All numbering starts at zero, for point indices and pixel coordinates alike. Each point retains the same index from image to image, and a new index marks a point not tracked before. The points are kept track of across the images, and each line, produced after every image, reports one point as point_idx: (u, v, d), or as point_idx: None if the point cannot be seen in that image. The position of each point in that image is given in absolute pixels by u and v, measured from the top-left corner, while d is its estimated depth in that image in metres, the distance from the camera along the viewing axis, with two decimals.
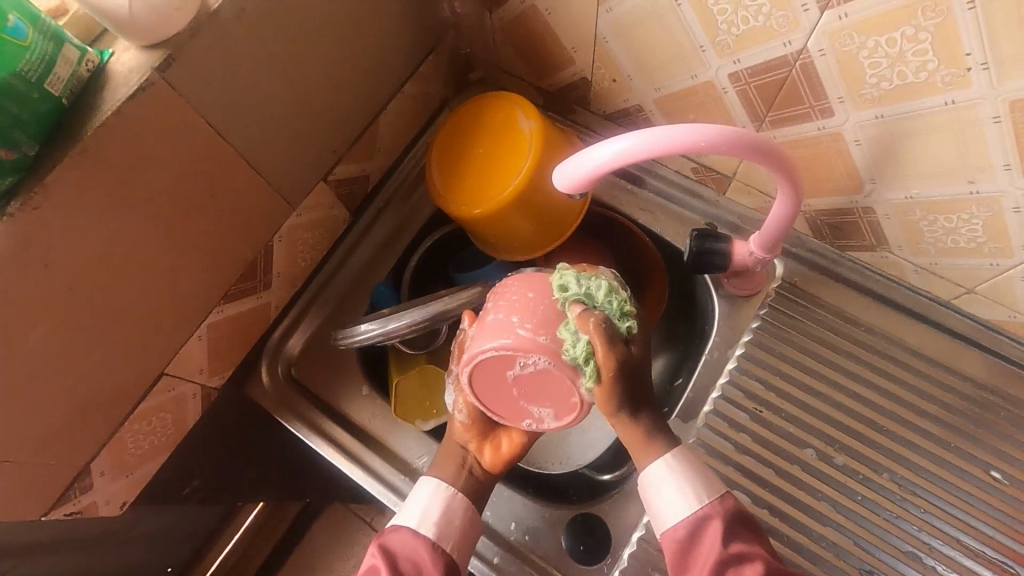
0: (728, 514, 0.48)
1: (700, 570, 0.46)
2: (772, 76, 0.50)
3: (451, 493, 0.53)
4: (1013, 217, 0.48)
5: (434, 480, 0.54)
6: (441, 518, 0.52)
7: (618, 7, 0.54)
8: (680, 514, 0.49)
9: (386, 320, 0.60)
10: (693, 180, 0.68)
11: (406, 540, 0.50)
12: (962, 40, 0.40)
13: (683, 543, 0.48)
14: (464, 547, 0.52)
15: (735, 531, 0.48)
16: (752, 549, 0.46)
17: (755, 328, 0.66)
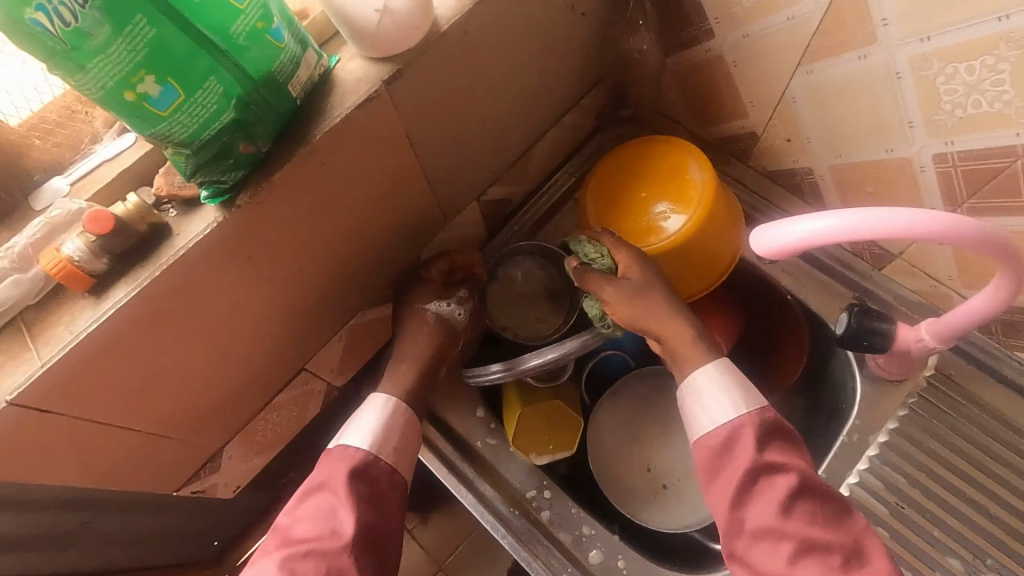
0: (764, 425, 0.50)
1: (727, 482, 0.49)
2: (990, 164, 0.48)
3: (392, 405, 0.56)
4: None
5: (380, 396, 0.56)
6: (383, 430, 0.54)
7: (822, 70, 0.53)
8: (719, 418, 0.51)
9: (511, 361, 0.59)
10: (847, 251, 0.65)
11: (360, 460, 0.52)
12: None
13: (715, 449, 0.50)
14: (401, 457, 0.54)
15: (769, 441, 0.49)
16: (789, 462, 0.48)
17: (900, 416, 0.62)
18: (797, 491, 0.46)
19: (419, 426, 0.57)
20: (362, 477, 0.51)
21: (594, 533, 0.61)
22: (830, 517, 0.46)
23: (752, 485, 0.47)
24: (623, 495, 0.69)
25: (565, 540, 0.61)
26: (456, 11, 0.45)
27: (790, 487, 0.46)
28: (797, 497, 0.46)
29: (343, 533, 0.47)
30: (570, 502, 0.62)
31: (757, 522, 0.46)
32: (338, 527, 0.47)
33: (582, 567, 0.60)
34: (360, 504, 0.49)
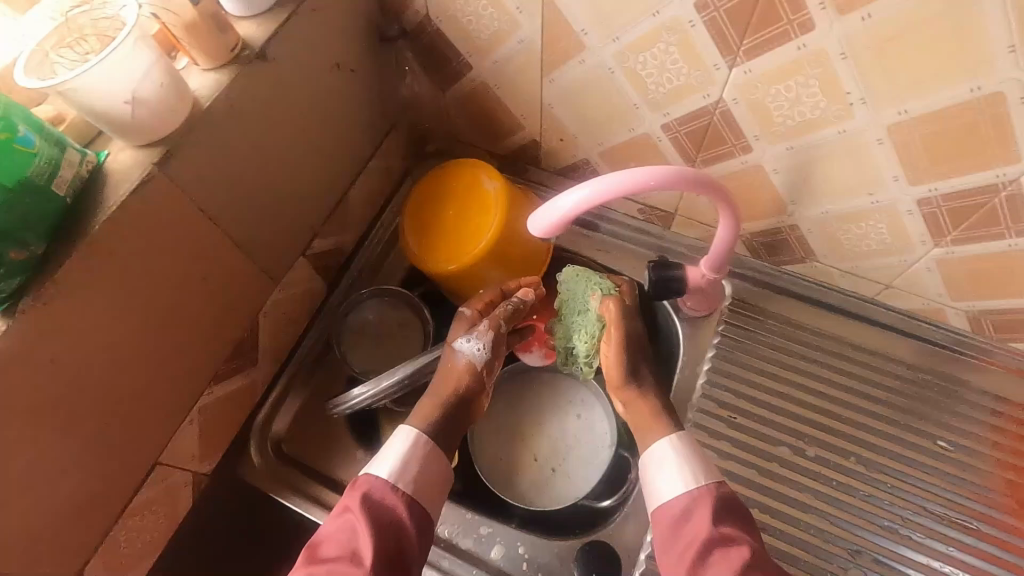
0: (717, 499, 0.54)
1: (687, 548, 0.52)
2: (698, 123, 0.59)
3: (416, 437, 0.57)
4: (908, 219, 0.57)
5: (406, 428, 0.58)
6: (406, 461, 0.55)
7: (560, 78, 0.62)
8: (676, 492, 0.56)
9: (377, 379, 0.59)
10: (641, 220, 0.76)
11: (377, 488, 0.53)
12: (843, 83, 0.49)
13: (676, 517, 0.54)
14: (424, 489, 0.55)
15: (724, 515, 0.53)
16: (740, 535, 0.51)
17: (716, 344, 0.72)
18: (747, 561, 0.49)
19: (445, 460, 0.58)
20: (383, 506, 0.52)
21: (492, 531, 0.65)
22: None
23: (708, 550, 0.50)
24: (518, 490, 0.73)
25: (468, 546, 0.65)
26: (214, 89, 0.49)
27: (741, 556, 0.49)
28: (747, 566, 0.48)
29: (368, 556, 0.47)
30: (464, 510, 0.66)
31: None
32: (358, 550, 0.48)
33: (488, 565, 0.63)
34: (380, 530, 0.50)
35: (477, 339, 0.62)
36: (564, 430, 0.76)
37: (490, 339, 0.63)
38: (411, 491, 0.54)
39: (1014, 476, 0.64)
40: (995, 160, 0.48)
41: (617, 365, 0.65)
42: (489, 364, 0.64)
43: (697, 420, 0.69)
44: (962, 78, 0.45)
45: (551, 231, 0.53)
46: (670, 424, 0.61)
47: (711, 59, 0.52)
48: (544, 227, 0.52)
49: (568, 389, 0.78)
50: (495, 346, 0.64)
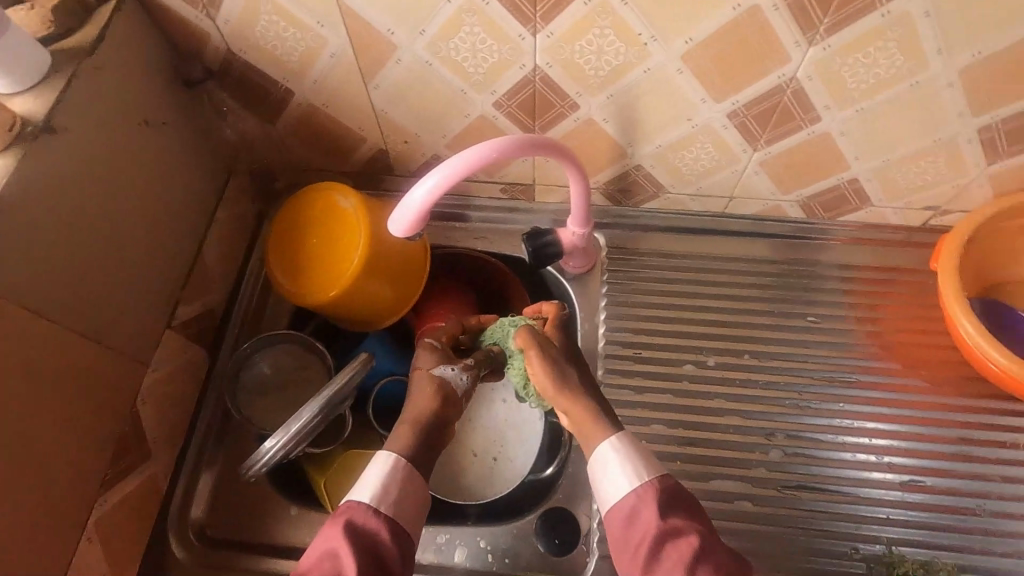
0: (663, 491, 0.52)
1: (638, 548, 0.49)
2: (524, 93, 0.62)
3: (394, 461, 0.54)
4: (725, 133, 0.64)
5: (383, 453, 0.55)
6: (385, 486, 0.52)
7: (383, 82, 0.63)
8: (623, 492, 0.53)
9: (285, 425, 0.56)
10: (506, 199, 0.79)
11: (358, 512, 0.50)
12: (632, 26, 0.54)
13: (624, 519, 0.51)
14: (406, 513, 0.52)
15: (670, 506, 0.51)
16: (687, 525, 0.49)
17: (606, 292, 0.76)
18: (696, 552, 0.47)
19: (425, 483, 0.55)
20: (364, 533, 0.49)
21: (450, 536, 0.65)
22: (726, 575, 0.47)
23: (657, 548, 0.48)
24: (466, 489, 0.73)
25: (430, 559, 0.64)
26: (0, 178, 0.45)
27: (690, 548, 0.47)
28: (696, 557, 0.47)
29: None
30: None
31: None
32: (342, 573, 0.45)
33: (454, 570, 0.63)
34: (365, 556, 0.47)
35: (460, 368, 0.63)
36: (496, 417, 0.77)
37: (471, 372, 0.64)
38: (393, 513, 0.51)
39: (873, 325, 0.73)
40: (773, 63, 0.55)
41: (550, 385, 0.60)
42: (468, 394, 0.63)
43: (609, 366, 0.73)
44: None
45: (413, 228, 0.53)
46: (610, 425, 0.57)
47: (513, 30, 0.55)
48: (404, 226, 0.53)
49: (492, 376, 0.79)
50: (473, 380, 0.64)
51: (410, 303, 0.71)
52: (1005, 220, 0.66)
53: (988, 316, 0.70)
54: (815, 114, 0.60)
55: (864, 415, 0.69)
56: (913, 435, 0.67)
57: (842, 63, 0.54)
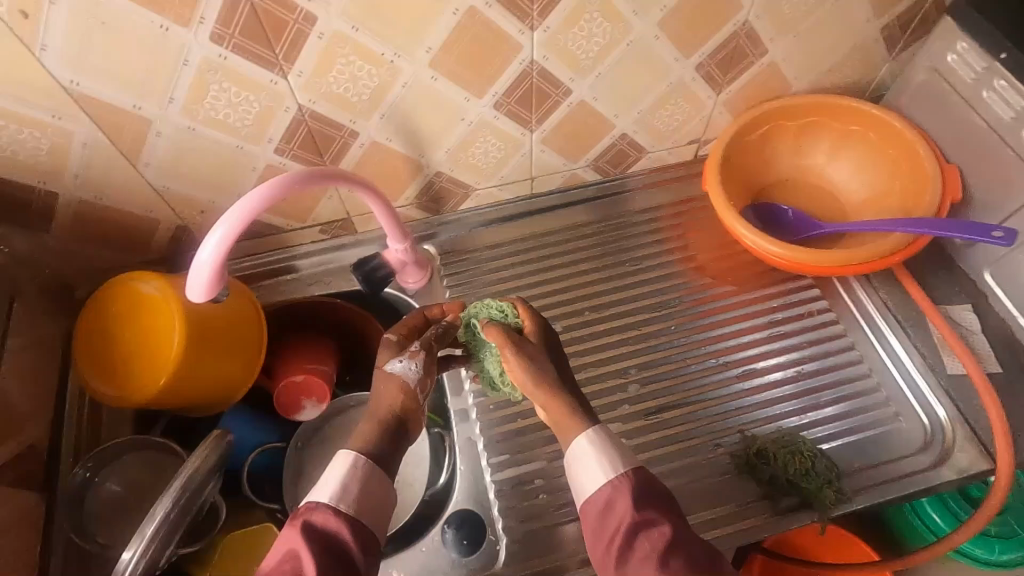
0: (637, 484, 0.46)
1: (612, 543, 0.44)
2: (301, 134, 0.63)
3: (352, 458, 0.48)
4: (499, 122, 0.69)
5: (343, 452, 0.48)
6: (344, 484, 0.46)
7: (153, 158, 0.61)
8: (597, 484, 0.47)
9: (139, 534, 0.52)
10: (330, 239, 0.80)
11: (319, 514, 0.44)
12: (372, 48, 0.57)
13: (596, 517, 0.46)
14: (370, 510, 0.46)
15: (644, 498, 0.45)
16: (660, 516, 0.44)
17: (450, 296, 0.80)
18: (668, 546, 0.42)
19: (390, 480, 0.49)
20: (326, 538, 0.43)
21: None
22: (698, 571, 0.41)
23: (631, 542, 0.43)
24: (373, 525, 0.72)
25: None
26: None
27: (665, 542, 0.42)
28: (670, 552, 0.41)
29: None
30: None
31: None
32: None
33: None
34: (327, 559, 0.41)
35: (410, 359, 0.54)
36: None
37: (425, 361, 0.55)
38: (357, 513, 0.45)
39: (684, 252, 0.83)
40: (510, 52, 0.61)
41: (525, 382, 0.53)
42: (424, 385, 0.55)
43: None
44: (442, 4, 0.55)
45: (213, 289, 0.52)
46: (587, 420, 0.51)
47: (263, 77, 0.56)
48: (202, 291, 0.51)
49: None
50: (432, 372, 0.55)
51: (255, 369, 0.70)
52: (745, 136, 0.78)
53: (761, 218, 0.80)
54: (565, 87, 0.68)
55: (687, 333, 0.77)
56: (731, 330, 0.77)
57: (565, 38, 0.62)
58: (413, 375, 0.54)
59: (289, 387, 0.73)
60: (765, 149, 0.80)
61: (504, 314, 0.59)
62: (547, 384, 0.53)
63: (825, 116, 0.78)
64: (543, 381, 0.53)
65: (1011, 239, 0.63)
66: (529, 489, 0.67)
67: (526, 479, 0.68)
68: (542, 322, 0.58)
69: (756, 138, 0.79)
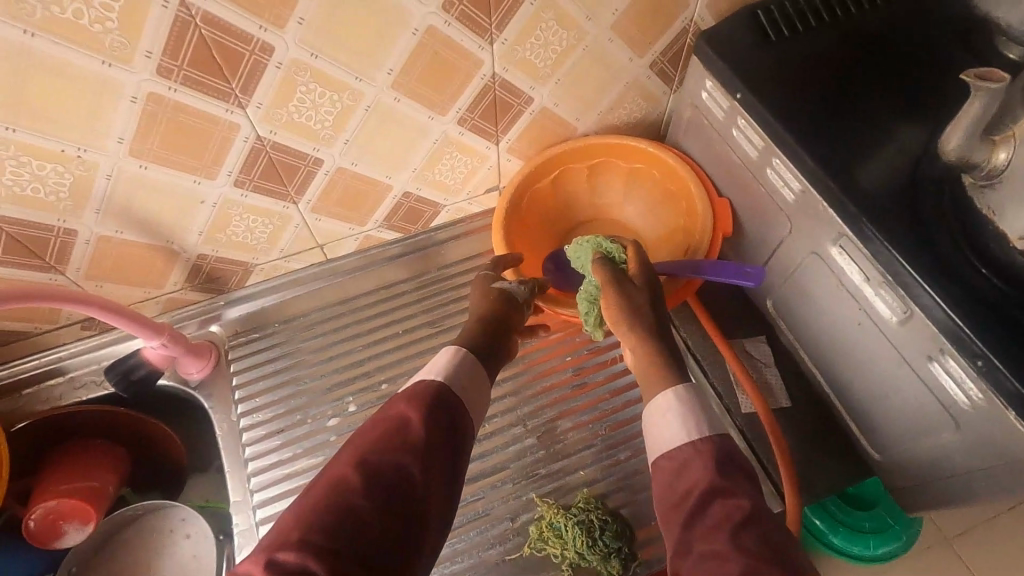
0: (713, 450, 0.48)
1: (683, 508, 0.45)
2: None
3: (457, 352, 0.56)
4: (249, 199, 0.64)
5: (451, 347, 0.57)
6: (454, 366, 0.53)
7: None
8: (675, 441, 0.50)
9: None
10: (98, 333, 0.72)
11: (429, 383, 0.51)
12: (44, 145, 0.51)
13: (669, 471, 0.48)
14: (469, 397, 0.53)
15: (724, 464, 0.47)
16: (734, 488, 0.44)
17: (237, 384, 0.74)
18: (743, 518, 0.41)
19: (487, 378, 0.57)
20: (436, 407, 0.49)
21: None
22: (775, 549, 0.40)
23: (705, 507, 0.43)
24: None
25: None
26: None
27: (738, 513, 0.42)
28: (742, 525, 0.41)
29: (416, 465, 0.44)
30: None
31: (702, 549, 0.41)
32: (408, 435, 0.46)
33: None
34: (435, 422, 0.48)
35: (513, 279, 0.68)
36: (178, 557, 0.70)
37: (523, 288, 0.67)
38: (461, 396, 0.52)
39: None
40: (225, 132, 0.56)
41: (618, 322, 0.60)
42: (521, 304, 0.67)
43: (255, 457, 0.70)
44: (115, 93, 0.49)
45: None
46: (678, 378, 0.55)
47: None
48: None
49: (172, 512, 0.71)
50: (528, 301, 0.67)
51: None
52: (535, 181, 0.76)
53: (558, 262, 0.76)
54: (313, 157, 0.63)
55: (497, 391, 0.72)
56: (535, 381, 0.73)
57: (286, 112, 0.57)
58: (516, 289, 0.67)
59: (41, 514, 0.64)
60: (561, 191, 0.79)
61: (609, 248, 0.66)
62: (636, 330, 0.59)
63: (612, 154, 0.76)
64: (641, 330, 0.59)
65: (758, 279, 0.63)
66: None
67: None
68: (649, 267, 0.63)
69: (548, 183, 0.77)
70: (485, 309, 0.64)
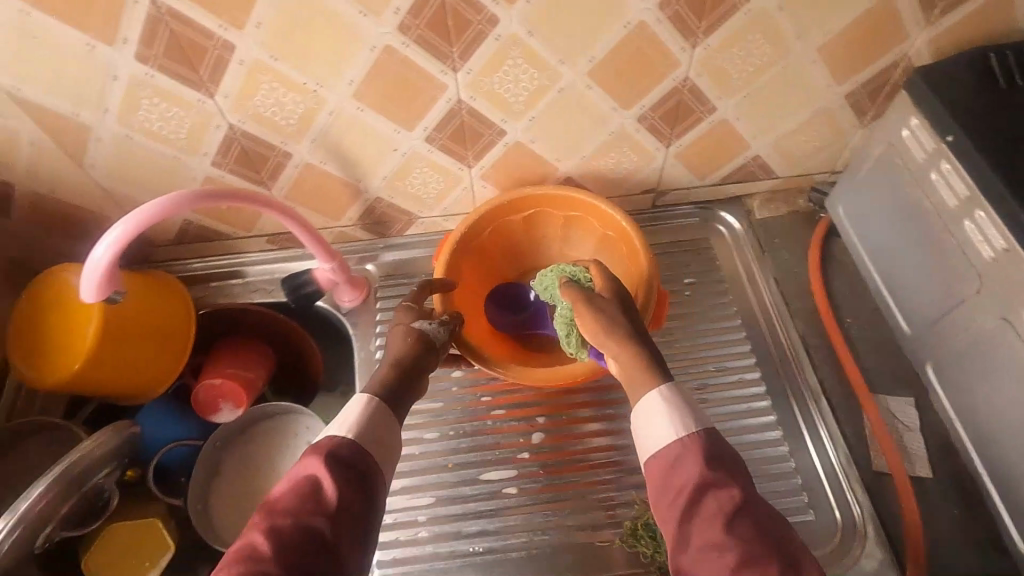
0: (702, 446, 0.48)
1: (678, 497, 0.46)
2: (235, 150, 0.66)
3: (365, 400, 0.55)
4: (433, 155, 0.70)
5: (359, 394, 0.55)
6: (355, 422, 0.52)
7: (96, 162, 0.65)
8: (666, 440, 0.50)
9: (12, 508, 0.56)
10: (278, 249, 0.82)
11: (337, 444, 0.50)
12: (293, 76, 0.59)
13: (660, 466, 0.49)
14: (388, 438, 0.53)
15: (712, 463, 0.47)
16: (725, 484, 0.45)
17: (382, 319, 0.81)
18: (733, 514, 0.43)
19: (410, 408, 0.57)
20: (348, 465, 0.49)
21: None
22: (763, 546, 0.42)
23: (700, 501, 0.45)
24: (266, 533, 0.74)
25: None
26: None
27: (731, 507, 0.44)
28: (734, 519, 0.43)
29: (327, 519, 0.45)
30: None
31: (706, 541, 0.43)
32: (321, 494, 0.46)
33: None
34: (344, 482, 0.48)
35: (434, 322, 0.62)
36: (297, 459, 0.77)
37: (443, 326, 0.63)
38: (375, 442, 0.52)
39: None
40: (434, 90, 0.62)
41: (597, 334, 0.57)
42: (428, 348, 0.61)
43: None
44: (359, 42, 0.57)
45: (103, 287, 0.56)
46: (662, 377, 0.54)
47: (192, 96, 0.60)
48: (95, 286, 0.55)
49: (300, 417, 0.78)
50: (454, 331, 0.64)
51: (173, 373, 0.72)
52: (505, 215, 0.74)
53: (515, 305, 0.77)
54: (498, 127, 0.67)
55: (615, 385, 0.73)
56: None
57: (489, 82, 0.62)
58: (428, 327, 0.62)
59: (206, 388, 0.75)
60: (501, 244, 0.77)
61: (574, 273, 0.65)
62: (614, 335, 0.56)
63: (589, 213, 0.74)
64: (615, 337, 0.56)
65: None
66: (409, 525, 0.67)
67: (410, 515, 0.67)
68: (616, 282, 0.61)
69: (520, 221, 0.76)
70: (402, 354, 0.59)
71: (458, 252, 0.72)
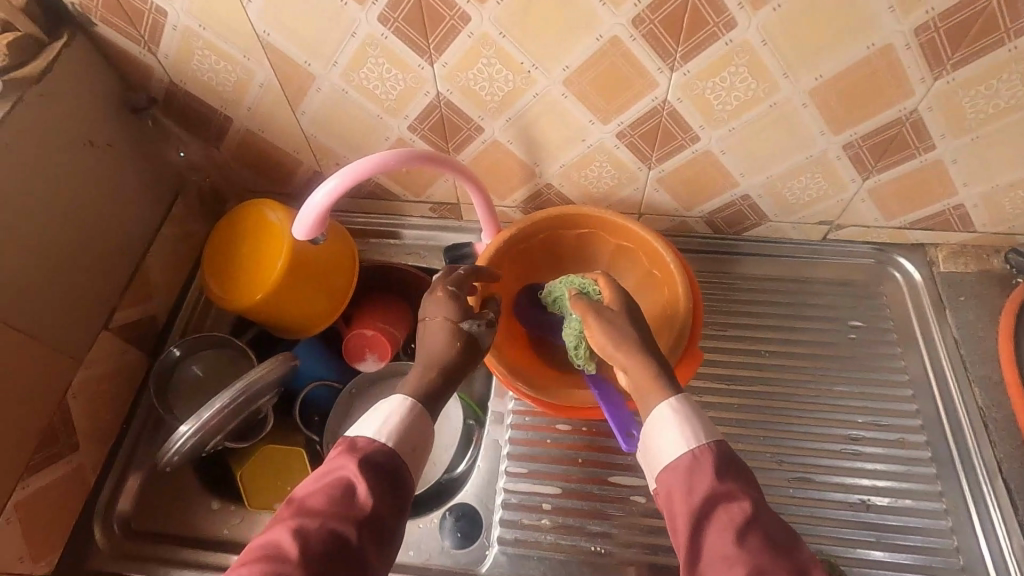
0: (712, 461, 0.47)
1: (686, 501, 0.46)
2: (433, 117, 0.69)
3: (409, 405, 0.52)
4: (619, 152, 0.70)
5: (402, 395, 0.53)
6: (399, 426, 0.51)
7: (308, 110, 0.70)
8: (676, 451, 0.49)
9: (198, 414, 0.62)
10: (438, 218, 0.85)
11: (375, 447, 0.49)
12: (513, 55, 0.60)
13: (671, 474, 0.48)
14: (414, 457, 0.51)
15: (722, 475, 0.46)
16: (740, 494, 0.45)
17: None
18: (743, 522, 0.43)
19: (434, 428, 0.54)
20: (385, 470, 0.48)
21: None
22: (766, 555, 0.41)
23: (711, 505, 0.44)
24: None
25: None
26: None
27: (744, 515, 0.43)
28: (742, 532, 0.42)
29: (364, 512, 0.44)
30: None
31: (715, 550, 0.42)
32: (353, 498, 0.45)
33: None
34: (375, 487, 0.46)
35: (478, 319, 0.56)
36: None
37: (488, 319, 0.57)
38: (409, 455, 0.50)
39: (783, 333, 0.76)
40: (644, 87, 0.62)
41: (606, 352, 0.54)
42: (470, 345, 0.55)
43: None
44: (589, 29, 0.57)
45: (314, 228, 0.61)
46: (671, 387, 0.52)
47: (414, 61, 0.62)
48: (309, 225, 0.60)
49: None
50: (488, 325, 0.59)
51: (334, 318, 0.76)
52: (561, 227, 0.71)
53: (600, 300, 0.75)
54: (694, 134, 0.66)
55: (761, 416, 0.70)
56: (817, 418, 0.71)
57: (703, 86, 0.60)
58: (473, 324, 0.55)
59: (358, 337, 0.79)
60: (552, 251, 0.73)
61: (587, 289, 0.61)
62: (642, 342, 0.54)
63: (638, 248, 0.71)
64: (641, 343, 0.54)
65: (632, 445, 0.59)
66: (533, 509, 0.68)
67: (535, 500, 0.68)
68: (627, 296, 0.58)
69: (573, 237, 0.73)
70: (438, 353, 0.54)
71: (502, 251, 0.70)
